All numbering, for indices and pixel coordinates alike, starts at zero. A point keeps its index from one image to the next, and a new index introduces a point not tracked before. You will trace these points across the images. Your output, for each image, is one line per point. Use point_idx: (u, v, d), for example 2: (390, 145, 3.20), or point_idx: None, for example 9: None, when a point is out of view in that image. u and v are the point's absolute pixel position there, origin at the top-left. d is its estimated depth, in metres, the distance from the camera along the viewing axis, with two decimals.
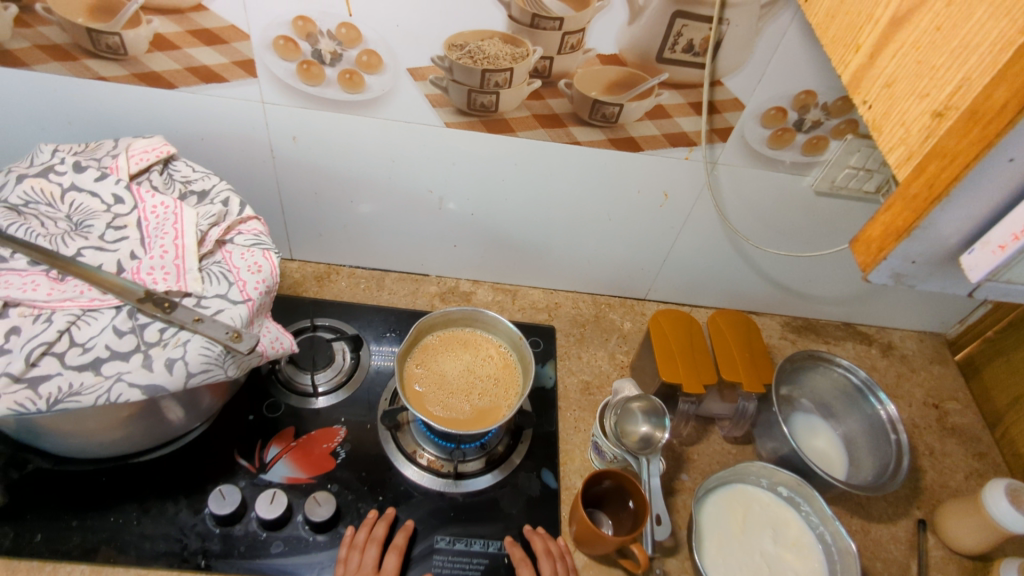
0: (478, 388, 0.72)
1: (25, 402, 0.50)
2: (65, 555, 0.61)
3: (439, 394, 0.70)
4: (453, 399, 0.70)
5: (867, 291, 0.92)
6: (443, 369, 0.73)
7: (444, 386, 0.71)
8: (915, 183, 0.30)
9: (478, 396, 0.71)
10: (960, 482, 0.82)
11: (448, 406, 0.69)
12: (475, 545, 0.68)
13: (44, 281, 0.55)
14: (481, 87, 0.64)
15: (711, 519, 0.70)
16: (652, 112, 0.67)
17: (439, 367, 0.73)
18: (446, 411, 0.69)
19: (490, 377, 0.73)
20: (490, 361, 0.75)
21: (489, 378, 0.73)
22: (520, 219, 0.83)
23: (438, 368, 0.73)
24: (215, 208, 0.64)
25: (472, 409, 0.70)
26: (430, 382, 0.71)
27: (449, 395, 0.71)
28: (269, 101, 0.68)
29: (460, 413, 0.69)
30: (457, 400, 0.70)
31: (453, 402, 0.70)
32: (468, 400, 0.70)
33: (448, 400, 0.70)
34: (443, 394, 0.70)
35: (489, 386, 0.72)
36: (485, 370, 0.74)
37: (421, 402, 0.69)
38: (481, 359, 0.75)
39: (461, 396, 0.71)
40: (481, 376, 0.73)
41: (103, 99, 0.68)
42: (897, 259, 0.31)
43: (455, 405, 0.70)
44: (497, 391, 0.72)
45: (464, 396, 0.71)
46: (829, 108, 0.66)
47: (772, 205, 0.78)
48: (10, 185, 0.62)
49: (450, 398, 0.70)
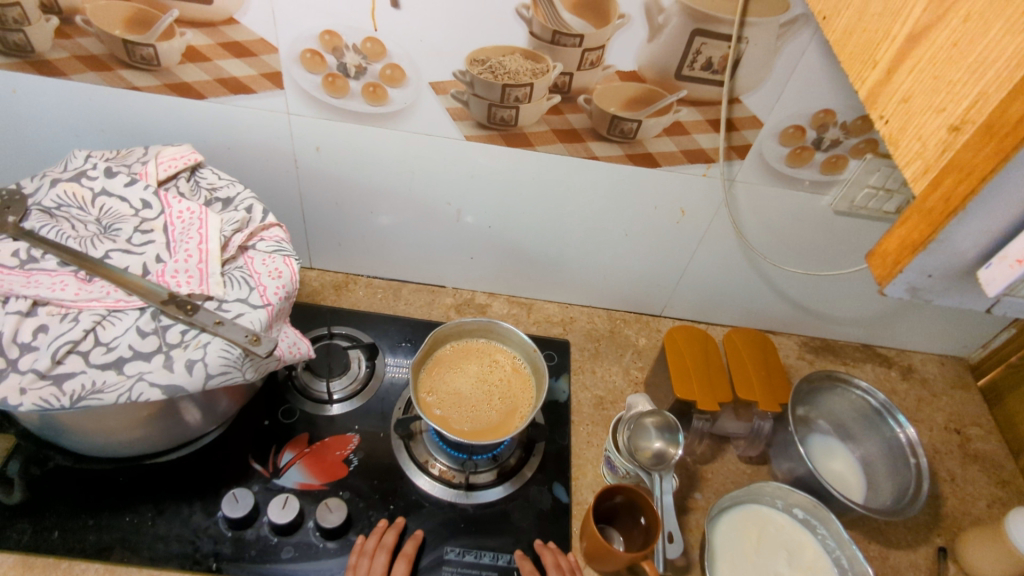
0: (496, 393, 0.73)
1: (49, 398, 0.51)
2: (80, 553, 0.62)
3: (462, 411, 0.70)
4: (478, 411, 0.71)
5: (887, 312, 0.91)
6: (455, 387, 0.73)
7: (462, 401, 0.71)
8: (931, 197, 0.30)
9: (500, 401, 0.72)
10: (983, 510, 0.80)
11: (476, 419, 0.70)
12: (485, 557, 0.68)
13: (72, 281, 0.57)
14: (502, 101, 0.65)
15: (724, 539, 0.69)
16: (670, 128, 0.68)
17: (449, 385, 0.73)
18: (478, 425, 0.69)
19: (503, 379, 0.74)
20: (497, 365, 0.76)
21: (501, 381, 0.74)
22: (537, 233, 0.84)
23: (449, 387, 0.72)
24: (239, 214, 0.65)
25: (500, 415, 0.71)
26: (446, 402, 0.71)
27: (472, 408, 0.71)
28: (294, 113, 0.69)
29: (491, 422, 0.70)
30: (482, 411, 0.71)
31: (479, 415, 0.70)
32: (492, 409, 0.71)
33: (474, 414, 0.70)
34: (466, 410, 0.71)
35: (506, 388, 0.74)
36: (496, 375, 0.75)
37: (450, 425, 0.69)
38: (488, 366, 0.75)
39: (484, 406, 0.71)
40: (495, 382, 0.74)
41: (135, 108, 0.70)
42: (914, 272, 0.31)
43: (484, 416, 0.70)
44: (515, 389, 0.74)
45: (486, 404, 0.71)
46: (848, 127, 0.66)
47: (791, 223, 0.77)
48: (43, 189, 0.64)
49: (474, 411, 0.71)
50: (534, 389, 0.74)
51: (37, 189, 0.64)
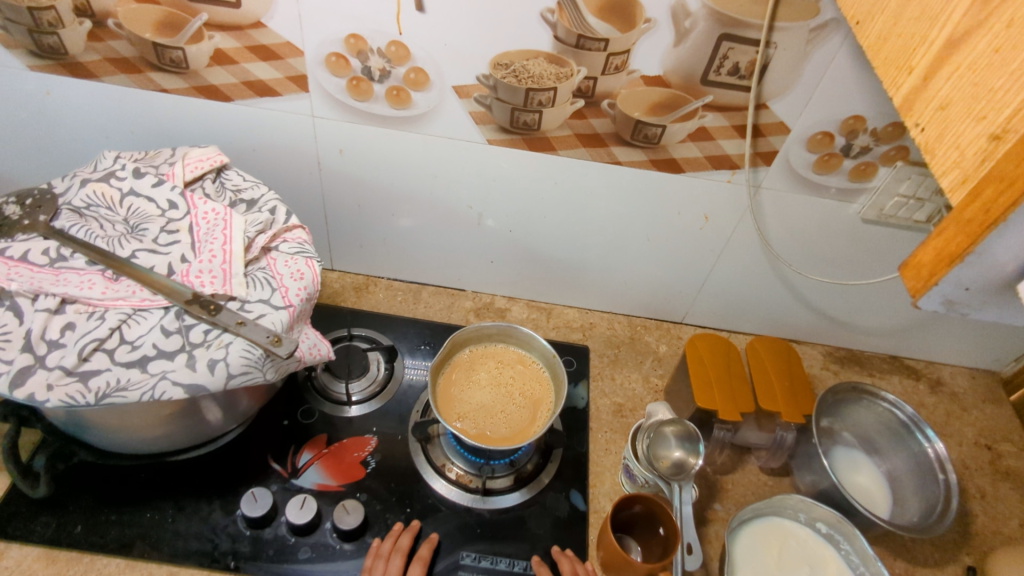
0: (513, 390, 0.73)
1: (75, 395, 0.52)
2: (101, 548, 0.63)
3: (493, 419, 0.70)
4: (509, 412, 0.71)
5: (916, 323, 0.89)
6: (476, 400, 0.71)
7: (489, 409, 0.71)
8: (970, 208, 0.29)
9: (522, 397, 0.73)
10: (1015, 529, 0.78)
11: (510, 421, 0.70)
12: (501, 564, 0.67)
13: (99, 280, 0.58)
14: (525, 105, 0.65)
15: (744, 552, 0.67)
16: (695, 134, 0.67)
17: (469, 402, 0.71)
18: (515, 426, 0.70)
19: (514, 376, 0.75)
20: (504, 364, 0.76)
21: (512, 378, 0.74)
22: (558, 238, 0.84)
23: (470, 403, 0.71)
24: (263, 216, 0.66)
25: (529, 410, 0.72)
26: (476, 418, 0.70)
27: (501, 414, 0.71)
28: (318, 115, 0.70)
29: (524, 419, 0.71)
30: (511, 411, 0.71)
31: (511, 417, 0.71)
32: (519, 406, 0.72)
33: (504, 418, 0.70)
34: (498, 417, 0.70)
35: (521, 383, 0.74)
36: (507, 374, 0.75)
37: (493, 438, 0.68)
38: (497, 368, 0.75)
39: (511, 407, 0.72)
40: (508, 381, 0.74)
41: (164, 110, 0.71)
42: (950, 285, 0.30)
43: (517, 415, 0.71)
44: (528, 380, 0.75)
45: (511, 404, 0.72)
46: (879, 134, 0.64)
47: (817, 231, 0.76)
48: (74, 189, 0.65)
49: (504, 415, 0.71)
50: (544, 369, 0.76)
51: (67, 189, 0.66)
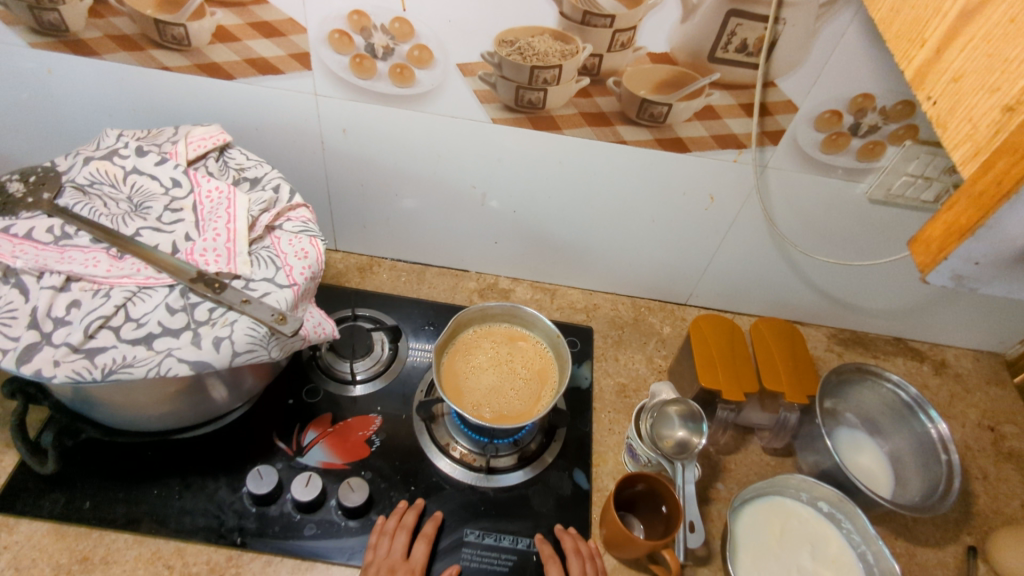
0: (515, 365, 0.74)
1: (82, 371, 0.52)
2: (110, 523, 0.64)
3: (505, 397, 0.71)
4: (518, 388, 0.72)
5: (921, 305, 0.89)
6: (483, 384, 0.71)
7: (499, 391, 0.71)
8: (982, 181, 0.29)
9: (525, 370, 0.74)
10: (1016, 509, 0.78)
11: (521, 394, 0.71)
12: (504, 541, 0.68)
13: (104, 258, 0.58)
14: (530, 83, 0.64)
15: (746, 530, 0.68)
16: (701, 112, 0.66)
17: (477, 388, 0.71)
18: (528, 399, 0.71)
19: (511, 351, 0.75)
20: (499, 342, 0.76)
21: (509, 354, 0.75)
22: (563, 218, 0.83)
23: (478, 388, 0.71)
24: (266, 194, 0.65)
25: (536, 380, 0.73)
26: (490, 402, 0.70)
27: (510, 392, 0.71)
28: (321, 94, 0.69)
29: (534, 390, 0.72)
30: (519, 385, 0.72)
31: (520, 392, 0.72)
32: (525, 380, 0.73)
33: (514, 394, 0.71)
34: (510, 395, 0.71)
35: (519, 356, 0.75)
36: (504, 351, 0.75)
37: (513, 417, 0.69)
38: (494, 347, 0.75)
39: (518, 382, 0.72)
40: (506, 358, 0.74)
41: (166, 88, 0.71)
42: (959, 260, 0.30)
43: (527, 389, 0.72)
44: (525, 353, 0.75)
45: (516, 379, 0.72)
46: (888, 112, 0.64)
47: (823, 211, 0.75)
48: (77, 167, 0.65)
49: (513, 391, 0.71)
50: (536, 337, 0.77)
51: (70, 167, 0.65)
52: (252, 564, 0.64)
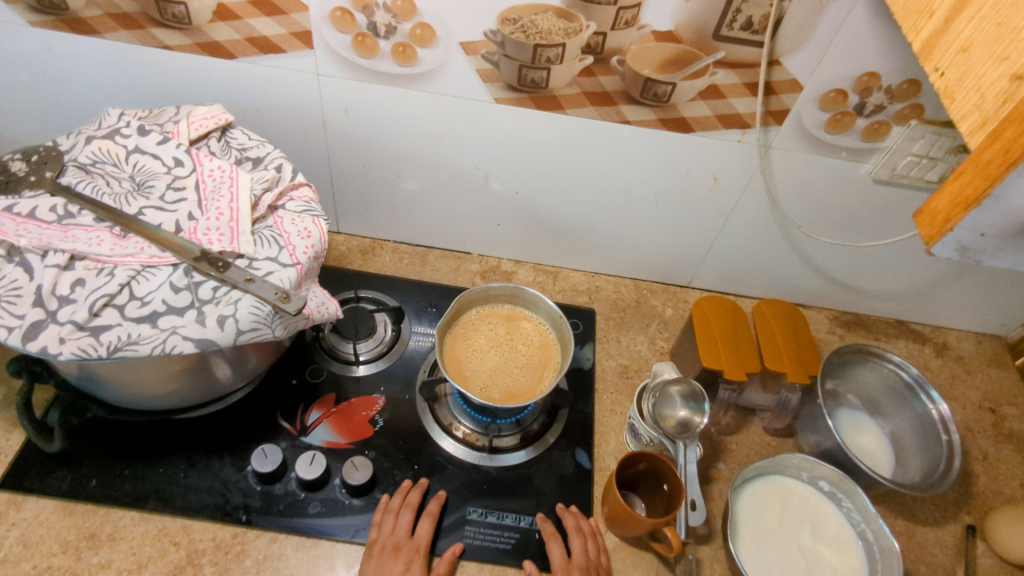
0: (514, 343, 0.74)
1: (87, 348, 0.52)
2: (116, 501, 0.64)
3: (511, 376, 0.71)
4: (522, 365, 0.72)
5: (923, 287, 0.88)
6: (488, 365, 0.72)
7: (503, 371, 0.71)
8: (989, 150, 0.28)
9: (526, 347, 0.74)
10: (1015, 489, 0.79)
11: (525, 370, 0.72)
12: (507, 519, 0.69)
13: (108, 237, 0.58)
14: (533, 62, 0.64)
15: (747, 509, 0.68)
16: (705, 91, 0.66)
17: (482, 370, 0.71)
18: (533, 375, 0.72)
19: (509, 330, 0.76)
20: (495, 323, 0.76)
21: (507, 334, 0.75)
22: (565, 199, 0.83)
23: (483, 370, 0.71)
24: (269, 174, 0.65)
25: (538, 354, 0.74)
26: (497, 382, 0.70)
27: (514, 370, 0.72)
28: (323, 74, 0.69)
29: (538, 364, 0.73)
30: (521, 361, 0.73)
31: (524, 368, 0.72)
32: (527, 356, 0.73)
33: (519, 370, 0.72)
34: (515, 373, 0.71)
35: (517, 333, 0.75)
36: (502, 331, 0.75)
37: (522, 394, 0.70)
38: (492, 327, 0.75)
39: (521, 359, 0.73)
40: (505, 337, 0.75)
41: (166, 68, 0.70)
42: (964, 230, 0.30)
43: (531, 365, 0.73)
44: (523, 330, 0.76)
45: (518, 356, 0.73)
46: (893, 91, 0.63)
47: (827, 192, 0.75)
48: (79, 146, 0.65)
49: (517, 368, 0.72)
50: (532, 313, 0.78)
51: (73, 146, 0.65)
52: (257, 541, 0.64)
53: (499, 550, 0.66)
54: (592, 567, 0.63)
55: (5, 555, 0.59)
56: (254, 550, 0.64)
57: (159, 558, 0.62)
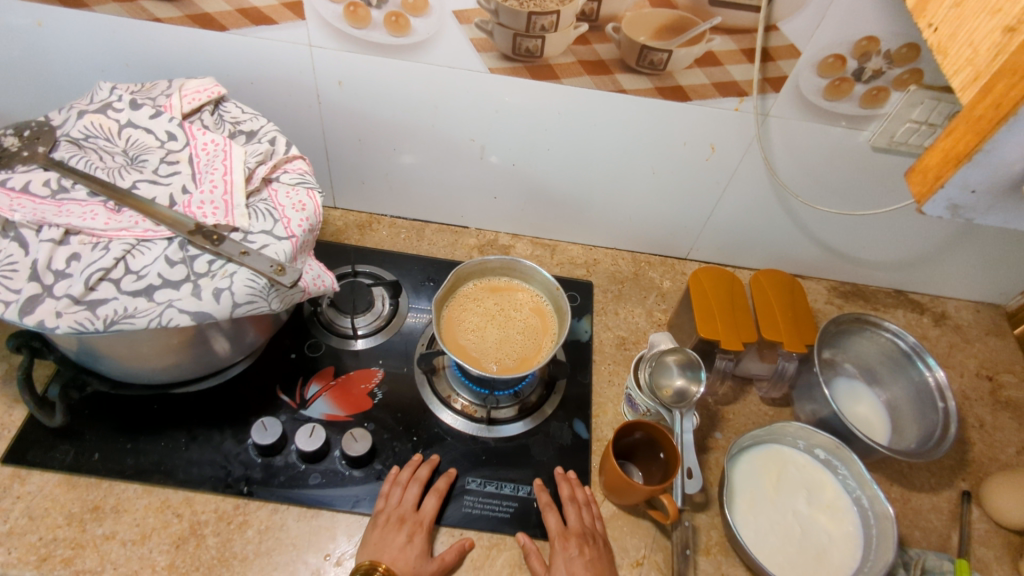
0: (506, 311, 0.75)
1: (84, 322, 0.52)
2: (119, 474, 0.65)
3: (515, 342, 0.72)
4: (523, 329, 0.73)
5: (923, 256, 0.88)
6: (491, 339, 0.72)
7: (507, 341, 0.72)
8: (981, 104, 0.28)
9: (519, 313, 0.75)
10: (1011, 456, 0.79)
11: (526, 333, 0.73)
12: (506, 489, 0.69)
13: (102, 211, 0.58)
14: (527, 31, 0.63)
15: (744, 477, 0.69)
16: (702, 59, 0.65)
17: (486, 345, 0.71)
18: (535, 335, 0.73)
19: (498, 300, 0.76)
20: (482, 297, 0.76)
21: (496, 306, 0.75)
22: (562, 170, 0.83)
23: (488, 345, 0.71)
24: (263, 146, 0.65)
25: (533, 315, 0.75)
26: (505, 352, 0.71)
27: (516, 337, 0.72)
28: (316, 45, 0.68)
29: (537, 324, 0.74)
30: (520, 325, 0.74)
31: (524, 331, 0.73)
32: (524, 320, 0.74)
33: (519, 335, 0.73)
34: (519, 339, 0.72)
35: (506, 302, 0.76)
36: (492, 303, 0.75)
37: (534, 357, 0.71)
38: (481, 302, 0.75)
39: (518, 325, 0.74)
40: (495, 308, 0.75)
41: (158, 41, 0.70)
42: (956, 187, 0.30)
43: (532, 327, 0.74)
44: (511, 298, 0.76)
45: (514, 322, 0.74)
46: (892, 56, 0.62)
47: (825, 161, 0.74)
48: (71, 121, 0.64)
49: (517, 333, 0.73)
50: (513, 279, 0.78)
51: (65, 121, 0.65)
52: (259, 512, 0.65)
53: (498, 519, 0.67)
54: (588, 533, 0.64)
55: (10, 527, 0.60)
56: (256, 521, 0.64)
57: (162, 529, 0.62)
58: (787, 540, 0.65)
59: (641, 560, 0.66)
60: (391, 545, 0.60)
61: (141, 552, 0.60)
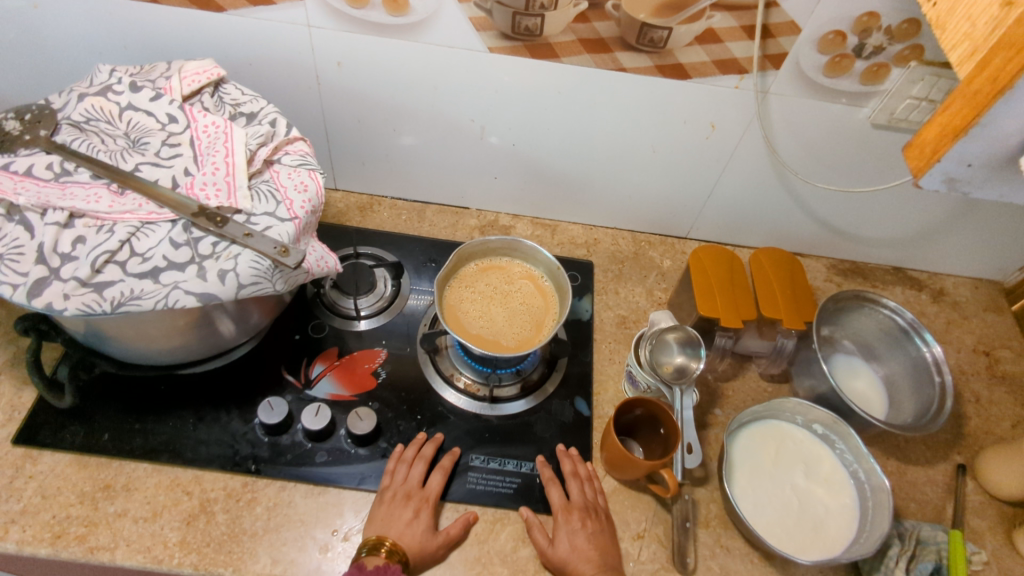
0: (500, 289, 0.75)
1: (91, 304, 0.53)
2: (129, 454, 0.66)
3: (522, 313, 0.74)
4: (523, 299, 0.75)
5: (922, 233, 0.88)
6: (501, 319, 0.73)
7: (514, 314, 0.73)
8: (977, 78, 0.29)
9: (512, 285, 0.76)
10: (1006, 430, 0.80)
11: (526, 300, 0.75)
12: (509, 465, 0.71)
13: (105, 194, 0.58)
14: (526, 9, 0.63)
15: (743, 452, 0.70)
16: (702, 36, 0.65)
17: (498, 326, 0.72)
18: (535, 299, 0.75)
19: (490, 281, 0.76)
20: (475, 281, 0.76)
21: (490, 286, 0.75)
22: (562, 150, 0.83)
23: (500, 328, 0.72)
24: (263, 128, 0.65)
25: (524, 283, 0.77)
26: (518, 325, 0.73)
27: (518, 309, 0.74)
28: (315, 25, 0.68)
29: (532, 289, 0.76)
30: (517, 295, 0.75)
31: (523, 299, 0.75)
32: (519, 291, 0.76)
33: (521, 305, 0.74)
34: (525, 310, 0.74)
35: (497, 281, 0.76)
36: (485, 284, 0.76)
37: (546, 320, 0.73)
38: (476, 286, 0.75)
39: (518, 297, 0.75)
40: (488, 289, 0.75)
41: (157, 23, 0.70)
42: (952, 161, 0.30)
43: (529, 294, 0.76)
44: (501, 275, 0.77)
45: (511, 295, 0.75)
46: (892, 31, 0.62)
47: (825, 138, 0.74)
48: (72, 104, 0.65)
49: (518, 304, 0.74)
50: (499, 256, 0.79)
51: (65, 104, 0.65)
52: (267, 490, 0.66)
53: (502, 494, 0.68)
54: (590, 507, 0.66)
55: (24, 506, 0.61)
56: (265, 498, 0.66)
57: (173, 507, 0.64)
58: (785, 513, 0.67)
59: (642, 534, 0.67)
60: (398, 521, 0.62)
61: (153, 529, 0.62)
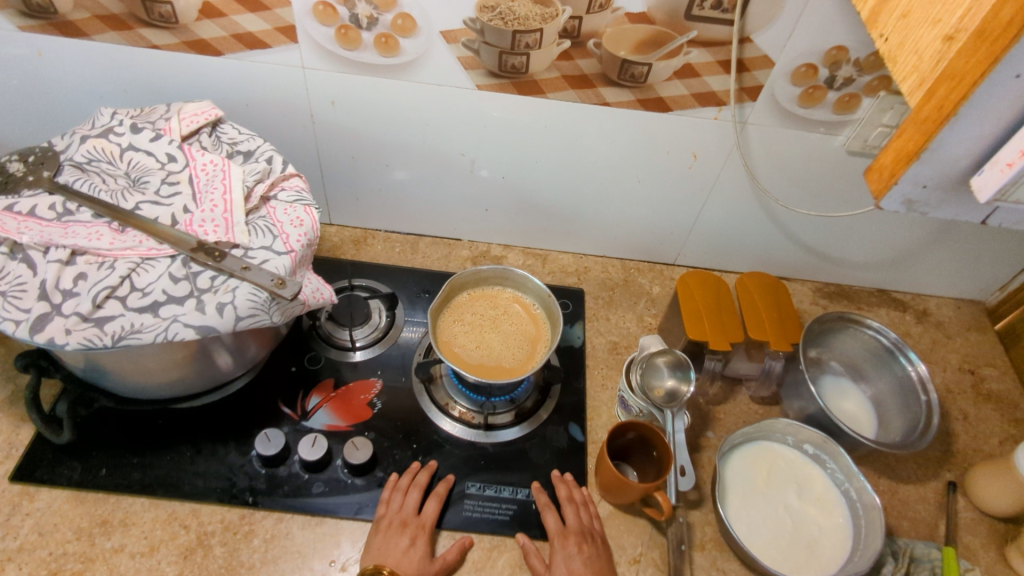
0: (488, 316, 0.77)
1: (93, 338, 0.54)
2: (127, 488, 0.66)
3: (515, 333, 0.76)
4: (513, 322, 0.77)
5: (902, 255, 0.91)
6: (497, 345, 0.74)
7: (508, 337, 0.75)
8: (926, 106, 0.31)
9: (500, 311, 0.78)
10: (994, 446, 0.81)
11: (514, 321, 0.77)
12: (505, 492, 0.71)
13: (107, 231, 0.60)
14: (512, 48, 0.66)
15: (736, 473, 0.71)
16: (680, 71, 0.68)
17: (494, 352, 0.73)
18: (523, 318, 0.77)
19: (478, 309, 0.78)
20: (464, 312, 0.77)
21: (478, 315, 0.77)
22: (550, 182, 0.85)
23: (496, 353, 0.73)
24: (260, 166, 0.67)
25: (509, 306, 0.79)
26: (514, 346, 0.74)
27: (509, 331, 0.76)
28: (309, 67, 0.71)
29: (517, 309, 0.78)
30: (506, 317, 0.77)
31: (512, 321, 0.77)
32: (506, 313, 0.78)
33: (512, 325, 0.76)
34: (518, 330, 0.76)
35: (484, 309, 0.78)
36: (474, 313, 0.77)
37: (539, 336, 0.76)
38: (466, 317, 0.76)
39: (506, 320, 0.77)
40: (477, 317, 0.77)
41: (156, 68, 0.72)
42: (908, 183, 0.32)
43: (518, 316, 0.78)
44: (486, 303, 0.78)
45: (499, 319, 0.77)
46: (861, 64, 0.65)
47: (803, 165, 0.77)
48: (74, 145, 0.67)
49: (508, 326, 0.76)
50: (489, 285, 0.81)
51: (68, 145, 0.67)
52: (264, 521, 0.66)
53: (498, 521, 0.69)
54: (586, 531, 0.66)
55: (21, 543, 0.61)
56: (262, 530, 0.66)
57: (170, 541, 0.64)
58: (778, 533, 0.67)
59: (638, 557, 0.67)
60: (394, 549, 0.62)
61: (150, 564, 0.62)
